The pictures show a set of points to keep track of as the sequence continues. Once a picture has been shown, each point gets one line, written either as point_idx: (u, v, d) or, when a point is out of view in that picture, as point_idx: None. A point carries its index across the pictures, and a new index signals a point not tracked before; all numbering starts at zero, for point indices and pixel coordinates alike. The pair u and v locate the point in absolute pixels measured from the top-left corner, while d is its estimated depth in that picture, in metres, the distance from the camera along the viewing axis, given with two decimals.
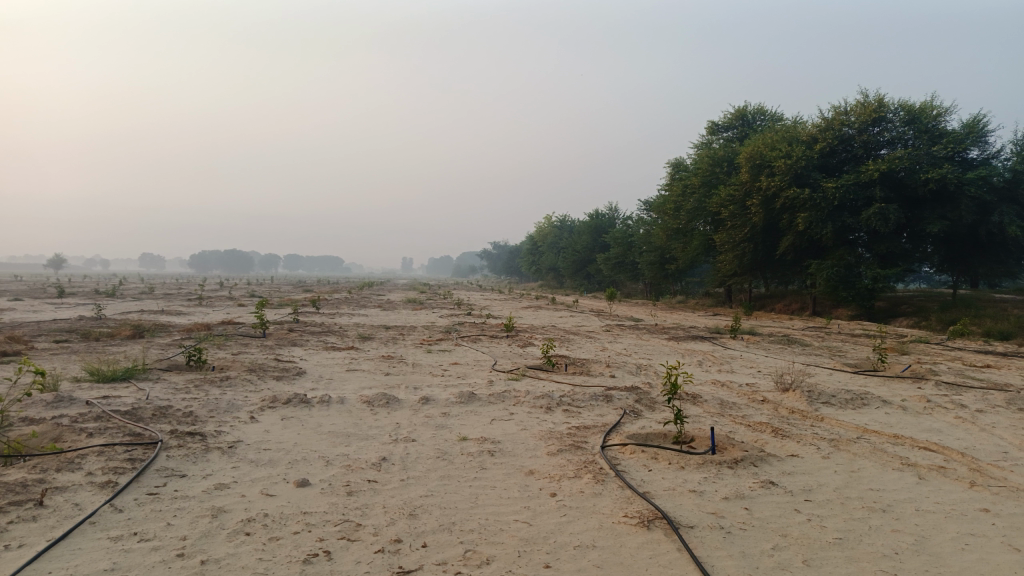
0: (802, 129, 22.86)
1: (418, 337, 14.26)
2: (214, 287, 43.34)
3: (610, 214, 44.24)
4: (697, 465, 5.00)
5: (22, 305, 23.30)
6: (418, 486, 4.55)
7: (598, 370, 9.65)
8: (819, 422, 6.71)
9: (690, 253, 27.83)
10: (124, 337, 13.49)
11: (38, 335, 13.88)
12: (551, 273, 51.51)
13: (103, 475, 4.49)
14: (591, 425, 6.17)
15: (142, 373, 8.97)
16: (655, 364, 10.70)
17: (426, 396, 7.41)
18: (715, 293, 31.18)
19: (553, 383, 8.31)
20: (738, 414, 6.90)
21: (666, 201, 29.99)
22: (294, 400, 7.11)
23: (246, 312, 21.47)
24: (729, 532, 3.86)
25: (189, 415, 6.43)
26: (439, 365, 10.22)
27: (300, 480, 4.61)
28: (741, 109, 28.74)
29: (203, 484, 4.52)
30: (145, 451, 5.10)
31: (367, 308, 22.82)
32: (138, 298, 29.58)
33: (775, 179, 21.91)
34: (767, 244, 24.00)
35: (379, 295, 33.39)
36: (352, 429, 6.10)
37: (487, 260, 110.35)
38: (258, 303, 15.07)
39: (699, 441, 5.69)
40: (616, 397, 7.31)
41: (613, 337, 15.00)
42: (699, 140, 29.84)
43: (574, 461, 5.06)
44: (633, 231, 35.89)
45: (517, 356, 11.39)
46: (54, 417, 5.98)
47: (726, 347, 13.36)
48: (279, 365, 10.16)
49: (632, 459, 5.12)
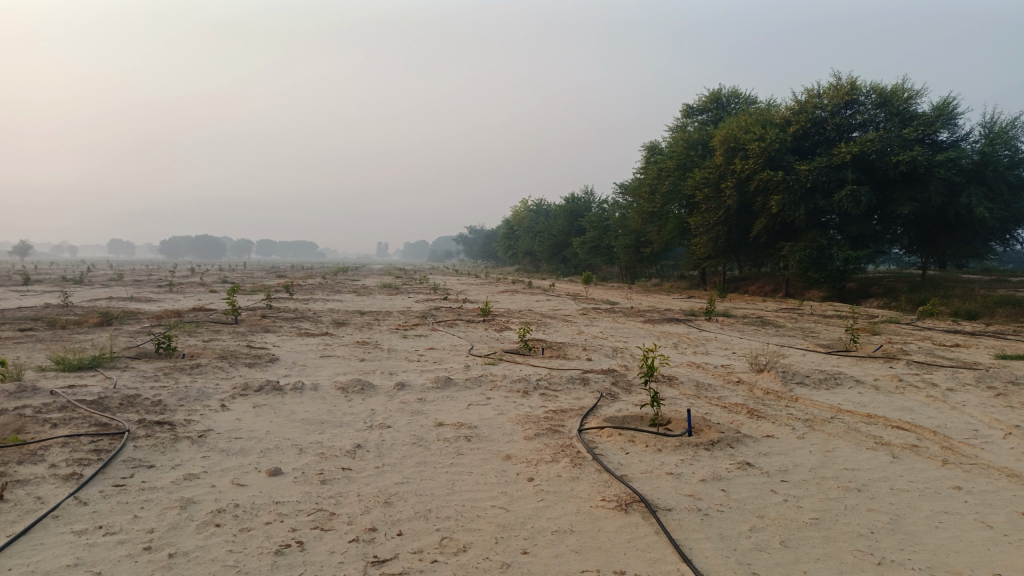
0: (776, 112, 22.96)
1: (394, 322, 14.15)
2: (186, 273, 42.70)
3: (586, 197, 44.23)
4: (674, 447, 4.98)
5: None
6: (393, 473, 4.48)
7: (574, 354, 9.63)
8: (794, 403, 6.75)
9: (665, 236, 27.93)
10: (92, 324, 13.20)
11: (2, 323, 13.53)
12: (527, 257, 51.46)
13: (67, 467, 4.36)
14: (568, 409, 6.14)
15: (110, 361, 8.77)
16: (632, 347, 10.71)
17: (402, 381, 7.32)
18: (690, 276, 31.35)
19: (530, 367, 8.28)
20: (714, 395, 6.92)
21: (641, 184, 30.03)
22: (266, 387, 6.99)
23: (218, 298, 21.14)
24: (707, 514, 3.85)
25: (157, 403, 6.28)
26: (414, 350, 10.14)
27: (272, 469, 4.52)
28: (716, 93, 28.81)
29: (172, 475, 4.41)
30: (112, 442, 4.96)
31: (341, 294, 22.63)
32: (107, 284, 29.03)
33: (749, 162, 22.01)
34: (742, 227, 24.16)
35: (353, 281, 33.14)
36: (326, 416, 6.00)
37: (463, 244, 110.00)
38: (230, 289, 14.84)
39: (676, 423, 5.69)
40: (593, 380, 7.29)
41: (590, 320, 15.00)
42: (674, 123, 29.88)
43: (551, 445, 5.02)
44: (609, 215, 35.93)
45: (494, 340, 11.35)
46: (16, 408, 5.81)
47: (702, 329, 13.43)
48: (252, 352, 10.00)
49: (609, 442, 5.09)
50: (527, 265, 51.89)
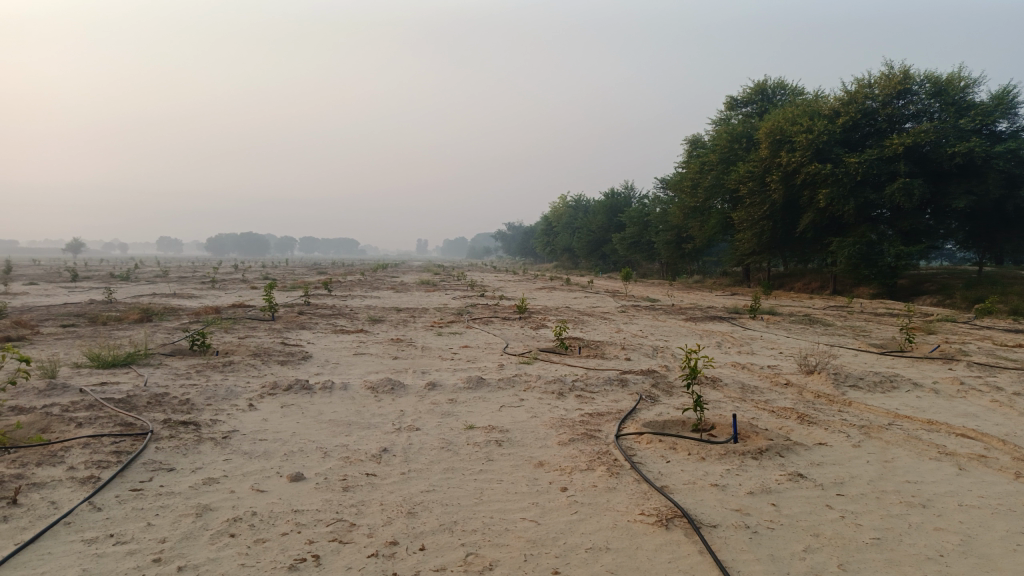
0: (824, 103, 22.21)
1: (429, 320, 13.99)
2: (229, 270, 43.49)
3: (626, 192, 43.65)
4: (719, 456, 4.65)
5: (35, 290, 23.26)
6: (418, 481, 4.24)
7: (612, 353, 9.32)
8: (847, 408, 6.34)
9: (707, 232, 27.29)
10: (132, 321, 13.34)
11: (46, 319, 13.74)
12: (566, 254, 51.00)
13: (86, 470, 4.23)
14: (606, 412, 5.84)
15: (145, 358, 8.77)
16: (673, 346, 10.35)
17: (433, 381, 7.10)
18: (733, 272, 30.62)
19: (566, 367, 7.99)
20: (761, 399, 6.55)
21: (683, 179, 29.42)
22: (296, 386, 6.84)
23: (258, 295, 21.29)
24: (755, 532, 3.53)
25: (185, 402, 6.17)
26: (448, 348, 9.93)
27: (293, 474, 4.33)
28: (761, 84, 28.08)
29: (192, 478, 4.26)
30: (134, 443, 4.83)
31: (379, 290, 22.63)
32: (153, 281, 29.50)
33: (796, 155, 21.33)
34: (787, 221, 23.45)
35: (392, 277, 33.20)
36: (354, 417, 5.80)
37: (501, 242, 109.89)
38: (267, 286, 14.86)
39: (720, 429, 5.35)
40: (632, 381, 6.97)
41: (629, 318, 14.63)
42: (717, 116, 29.21)
43: (586, 452, 4.74)
44: (649, 210, 35.35)
45: (530, 338, 11.09)
46: (44, 406, 5.75)
47: (746, 327, 12.96)
48: (286, 349, 9.91)
49: (648, 448, 4.79)
50: (566, 261, 51.46)
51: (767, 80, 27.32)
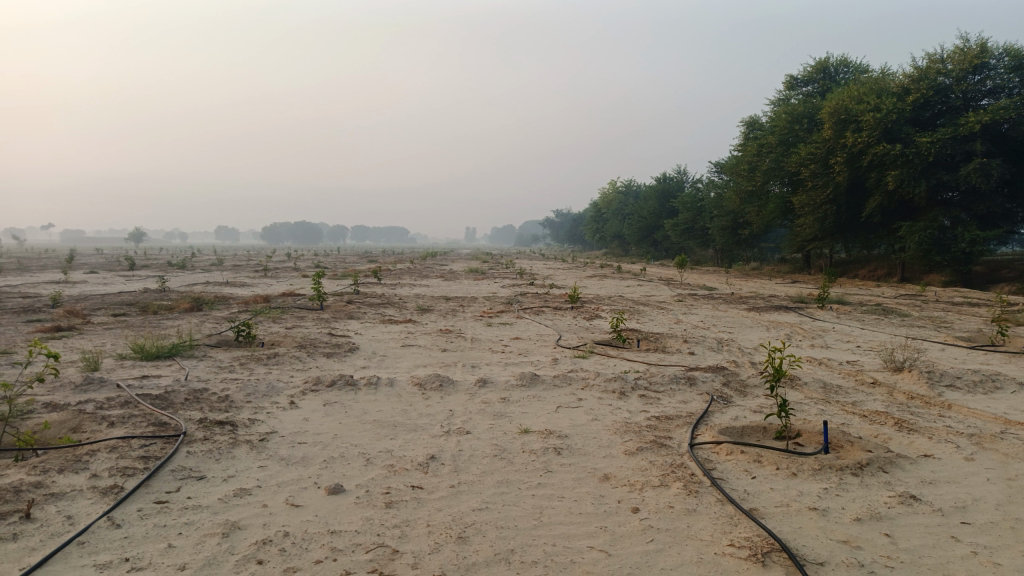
0: (893, 81, 20.89)
1: (478, 309, 13.56)
2: (284, 258, 44.16)
3: (678, 177, 42.47)
4: (813, 471, 4.07)
5: (93, 279, 23.55)
6: (470, 497, 3.77)
7: (674, 346, 8.70)
8: (948, 412, 5.64)
9: (766, 217, 26.16)
10: (182, 310, 13.26)
11: (97, 308, 13.79)
12: (616, 240, 49.97)
13: (109, 478, 3.88)
14: (675, 415, 5.28)
15: (189, 350, 8.54)
16: (739, 339, 9.67)
17: (484, 377, 6.61)
18: (792, 258, 29.38)
19: (626, 362, 7.43)
20: (847, 401, 5.90)
21: (740, 162, 28.29)
22: (339, 382, 6.43)
23: (307, 284, 21.23)
24: (872, 572, 2.94)
25: (223, 400, 5.82)
26: (499, 340, 9.43)
27: (331, 486, 3.89)
28: (823, 62, 26.74)
29: (224, 489, 3.87)
30: (164, 446, 4.47)
31: (428, 278, 22.38)
32: (208, 270, 29.70)
33: (862, 135, 20.13)
34: (852, 205, 22.24)
35: (441, 266, 32.91)
36: (400, 417, 5.37)
37: (550, 229, 108.86)
38: (314, 275, 14.62)
39: (809, 438, 4.75)
40: (700, 380, 6.38)
41: (688, 307, 13.90)
42: (776, 96, 27.99)
43: (657, 464, 4.19)
44: (703, 195, 34.19)
45: (584, 329, 10.53)
46: (78, 403, 5.47)
47: (815, 318, 12.12)
48: (332, 340, 9.58)
49: (729, 461, 4.22)
50: (616, 248, 50.43)
51: (829, 58, 26.01)
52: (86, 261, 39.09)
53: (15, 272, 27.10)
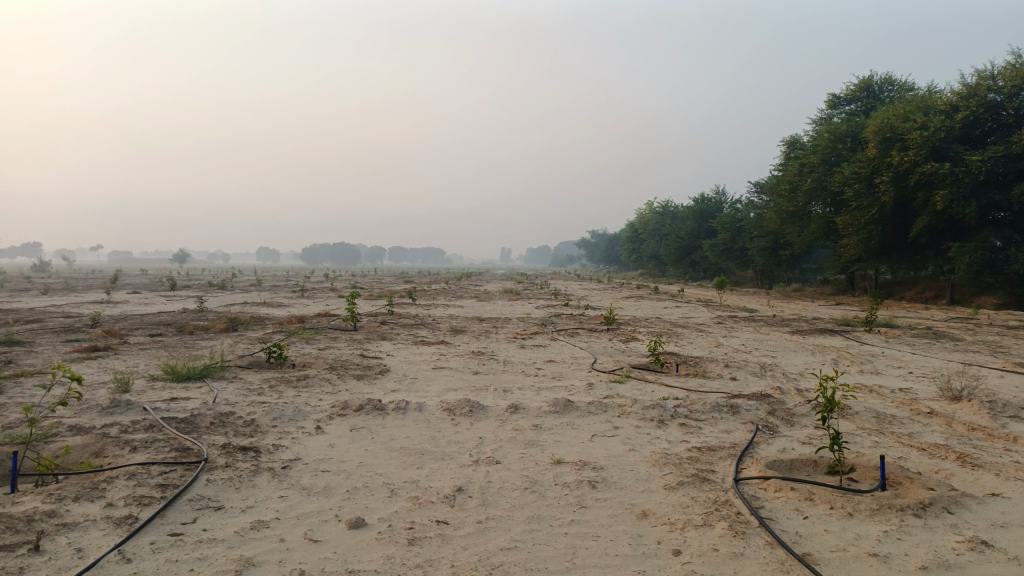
0: (940, 98, 20.31)
1: (512, 331, 13.34)
2: (321, 278, 44.64)
3: (716, 197, 41.91)
4: (871, 512, 3.74)
5: (135, 298, 24.02)
6: (498, 534, 3.53)
7: (714, 371, 8.36)
8: (1014, 445, 5.23)
9: (807, 238, 25.53)
10: (217, 330, 13.31)
11: (135, 328, 13.92)
12: (652, 261, 49.39)
13: (125, 507, 3.74)
14: (717, 447, 4.98)
15: (220, 371, 8.48)
16: (783, 364, 9.28)
17: (516, 402, 6.37)
18: (835, 280, 28.61)
19: (664, 388, 7.13)
20: (903, 433, 5.52)
21: (780, 182, 27.76)
22: (367, 406, 6.25)
23: (343, 304, 21.28)
24: None
25: (249, 424, 5.69)
26: (532, 363, 9.19)
27: (353, 519, 3.69)
28: (866, 80, 26.20)
29: (241, 521, 3.70)
30: (184, 474, 4.32)
31: (462, 299, 22.28)
32: (247, 290, 30.05)
33: (908, 154, 19.57)
34: (898, 225, 21.57)
35: (476, 286, 32.82)
36: (427, 445, 5.16)
37: (586, 250, 108.43)
38: (348, 295, 14.57)
39: (864, 474, 4.42)
40: (744, 408, 6.06)
41: (729, 330, 13.49)
42: (817, 115, 27.47)
43: (699, 501, 3.91)
44: (742, 215, 33.62)
45: (620, 352, 10.24)
46: (103, 426, 5.39)
47: (862, 342, 11.64)
48: (363, 362, 9.44)
49: (778, 499, 3.91)
50: (652, 269, 49.84)
51: (872, 76, 25.49)
52: (132, 280, 39.70)
53: (61, 292, 27.75)
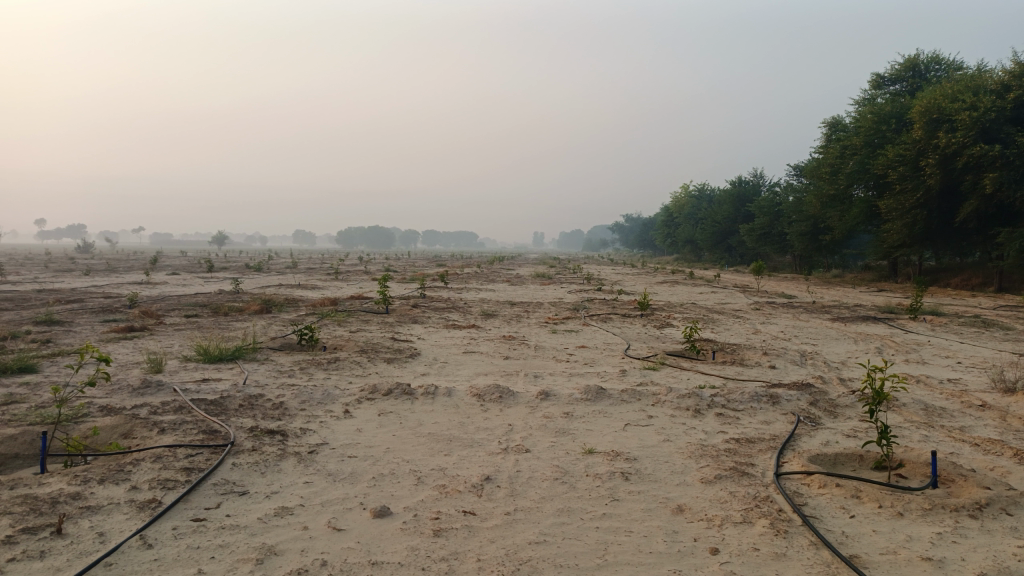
0: (990, 77, 19.48)
1: (544, 315, 13.18)
2: (355, 261, 44.94)
3: (754, 181, 41.07)
4: (923, 511, 3.52)
5: (174, 280, 24.38)
6: (526, 527, 3.40)
7: (752, 359, 8.12)
8: None
9: (849, 222, 24.84)
10: (251, 312, 13.40)
11: (172, 309, 14.10)
12: (687, 246, 48.68)
13: (149, 491, 3.69)
14: (756, 439, 4.79)
15: (252, 352, 8.49)
16: (824, 352, 8.98)
17: (547, 388, 6.22)
18: (877, 266, 27.86)
19: (700, 375, 6.92)
20: (954, 427, 5.25)
21: (820, 165, 27.04)
22: (396, 390, 6.16)
23: (376, 287, 21.36)
24: None
25: (278, 407, 5.64)
26: (564, 348, 9.03)
27: (378, 507, 3.59)
28: (912, 59, 25.29)
29: (265, 507, 3.62)
30: (210, 457, 4.27)
31: (495, 283, 22.16)
32: (283, 272, 30.29)
33: (957, 136, 18.84)
34: (945, 210, 20.84)
35: (508, 270, 32.70)
36: (456, 431, 5.05)
37: (620, 235, 107.48)
38: (380, 278, 14.54)
39: (914, 470, 4.18)
40: (784, 398, 5.84)
41: (767, 317, 13.15)
42: (861, 96, 26.63)
43: (738, 497, 3.73)
44: (781, 199, 32.88)
45: (654, 338, 10.03)
46: (134, 407, 5.39)
47: (907, 330, 11.24)
48: (393, 345, 9.39)
49: (823, 496, 3.72)
50: (687, 254, 49.16)
51: (919, 55, 24.58)
52: (172, 262, 40.37)
53: (103, 273, 28.28)
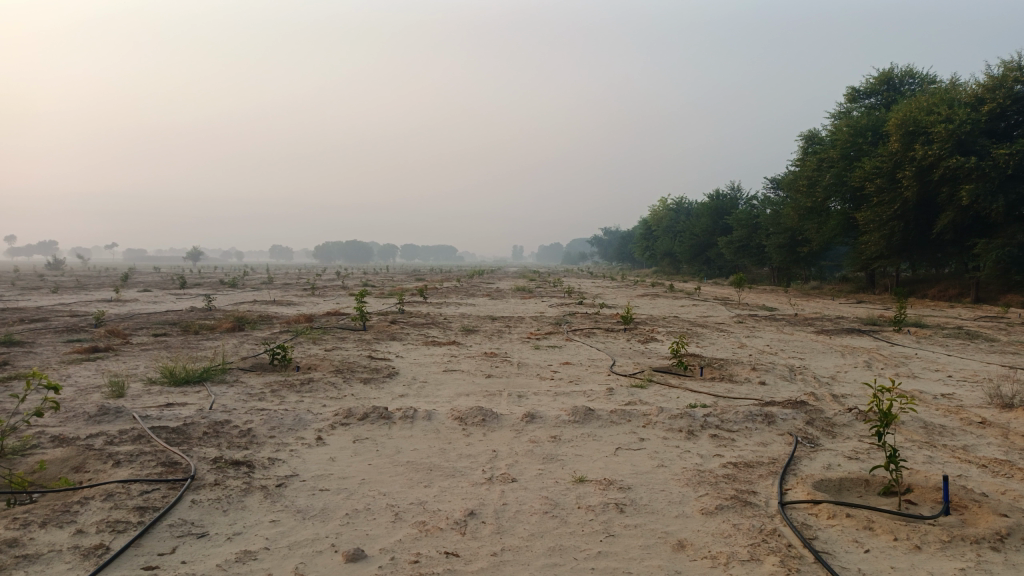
0: (965, 90, 19.63)
1: (526, 330, 12.88)
2: (332, 277, 44.37)
3: (732, 194, 41.25)
4: (942, 544, 3.27)
5: (145, 297, 23.83)
6: (515, 570, 3.09)
7: (741, 375, 7.88)
8: None
9: (826, 234, 24.90)
10: (223, 330, 12.95)
11: (140, 328, 13.58)
12: (666, 259, 48.69)
13: (96, 535, 3.33)
14: (755, 463, 4.53)
15: (221, 374, 8.09)
16: (813, 367, 8.78)
17: (532, 410, 5.91)
18: (855, 277, 27.93)
19: (690, 394, 6.67)
20: (958, 446, 5.03)
21: (798, 178, 27.14)
22: (372, 414, 5.81)
23: (353, 302, 20.93)
24: None
25: (245, 434, 5.27)
26: (547, 366, 8.73)
27: (351, 550, 3.26)
28: (887, 73, 25.51)
29: (225, 551, 3.28)
30: (168, 493, 3.91)
31: (475, 297, 21.87)
32: (258, 288, 29.70)
33: (933, 148, 18.92)
34: (922, 221, 20.92)
35: (487, 284, 32.41)
36: (437, 459, 4.73)
37: (598, 247, 107.66)
38: (358, 294, 14.16)
39: (924, 496, 3.95)
40: (780, 417, 5.60)
41: (751, 330, 12.97)
42: (837, 109, 26.81)
43: (742, 530, 3.47)
44: (759, 212, 32.98)
45: (640, 353, 9.77)
46: (89, 437, 5.00)
47: (894, 343, 11.09)
48: (370, 364, 9.02)
49: (833, 528, 3.46)
50: (666, 266, 49.21)
51: (893, 68, 24.79)
52: (145, 279, 39.51)
53: (73, 290, 27.51)
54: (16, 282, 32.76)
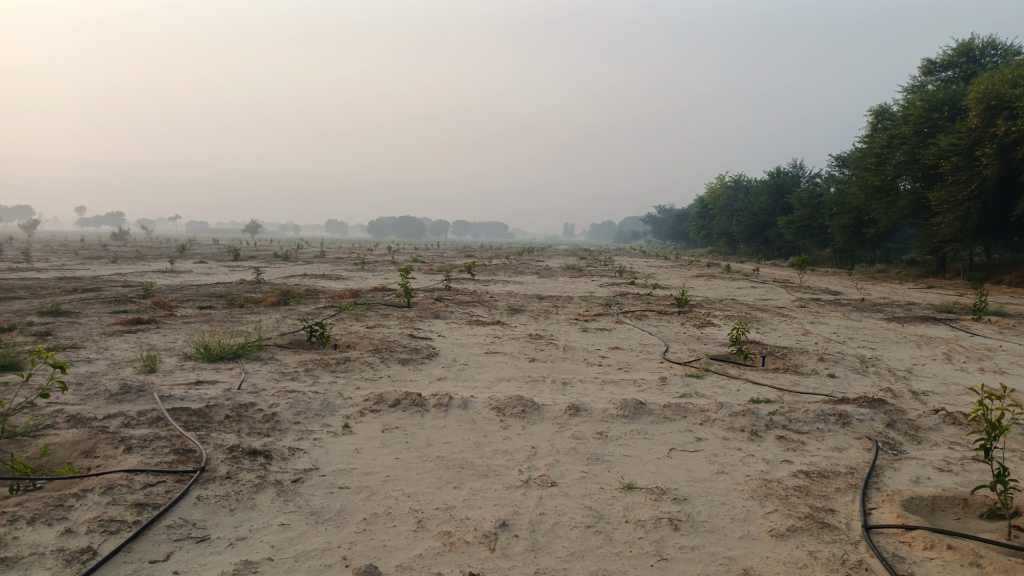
0: None
1: (574, 311, 12.34)
2: (381, 252, 44.55)
3: (794, 171, 39.60)
4: None
5: (198, 268, 24.12)
6: None
7: (807, 366, 7.23)
8: None
9: (895, 215, 23.55)
10: (267, 304, 12.77)
11: (186, 300, 13.49)
12: (722, 238, 47.32)
13: (86, 537, 2.99)
14: (831, 473, 3.96)
15: (256, 350, 7.81)
16: (887, 358, 8.06)
17: (577, 401, 5.42)
18: (924, 260, 26.42)
19: (752, 387, 6.08)
20: None
21: (865, 155, 25.71)
22: (404, 401, 5.41)
23: (400, 279, 20.68)
24: None
25: (268, 419, 4.94)
26: (595, 350, 8.22)
27: (363, 567, 2.85)
28: (967, 43, 23.79)
29: (224, 561, 2.90)
30: (175, 487, 3.58)
31: (523, 275, 21.39)
32: (309, 262, 29.70)
33: (1017, 123, 17.51)
34: (1001, 202, 19.50)
35: (537, 261, 31.86)
36: (470, 455, 4.29)
37: (651, 225, 105.64)
38: (402, 270, 13.80)
39: None
40: (856, 418, 4.99)
41: (815, 315, 12.18)
42: (910, 82, 25.22)
43: (821, 559, 2.94)
44: (823, 190, 31.47)
45: (695, 339, 9.15)
46: (106, 418, 4.73)
47: (974, 333, 10.18)
48: (410, 344, 8.65)
49: (930, 561, 2.91)
50: (722, 246, 47.80)
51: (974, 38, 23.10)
52: (201, 250, 39.95)
53: (130, 261, 27.96)
54: (82, 251, 33.81)
